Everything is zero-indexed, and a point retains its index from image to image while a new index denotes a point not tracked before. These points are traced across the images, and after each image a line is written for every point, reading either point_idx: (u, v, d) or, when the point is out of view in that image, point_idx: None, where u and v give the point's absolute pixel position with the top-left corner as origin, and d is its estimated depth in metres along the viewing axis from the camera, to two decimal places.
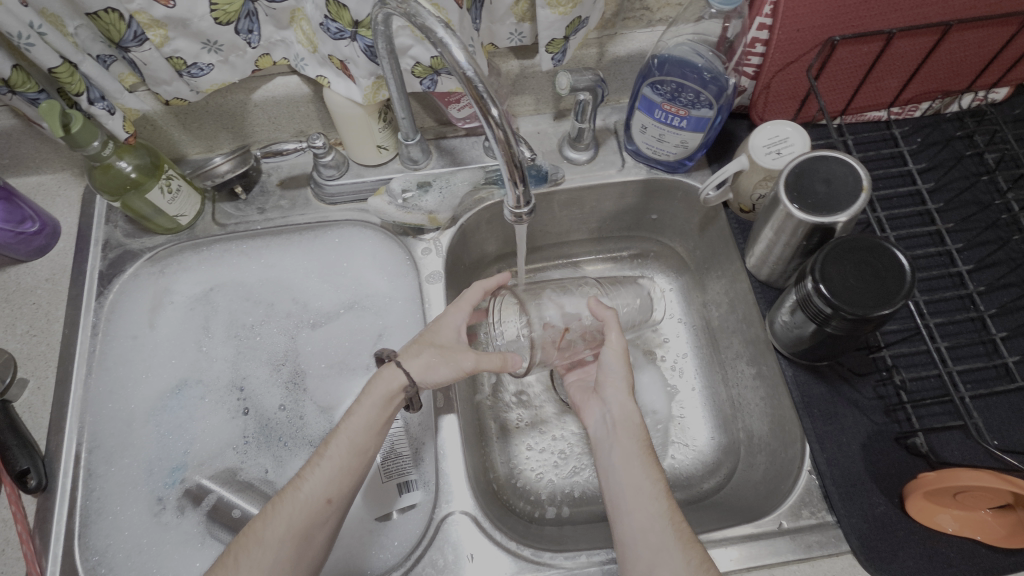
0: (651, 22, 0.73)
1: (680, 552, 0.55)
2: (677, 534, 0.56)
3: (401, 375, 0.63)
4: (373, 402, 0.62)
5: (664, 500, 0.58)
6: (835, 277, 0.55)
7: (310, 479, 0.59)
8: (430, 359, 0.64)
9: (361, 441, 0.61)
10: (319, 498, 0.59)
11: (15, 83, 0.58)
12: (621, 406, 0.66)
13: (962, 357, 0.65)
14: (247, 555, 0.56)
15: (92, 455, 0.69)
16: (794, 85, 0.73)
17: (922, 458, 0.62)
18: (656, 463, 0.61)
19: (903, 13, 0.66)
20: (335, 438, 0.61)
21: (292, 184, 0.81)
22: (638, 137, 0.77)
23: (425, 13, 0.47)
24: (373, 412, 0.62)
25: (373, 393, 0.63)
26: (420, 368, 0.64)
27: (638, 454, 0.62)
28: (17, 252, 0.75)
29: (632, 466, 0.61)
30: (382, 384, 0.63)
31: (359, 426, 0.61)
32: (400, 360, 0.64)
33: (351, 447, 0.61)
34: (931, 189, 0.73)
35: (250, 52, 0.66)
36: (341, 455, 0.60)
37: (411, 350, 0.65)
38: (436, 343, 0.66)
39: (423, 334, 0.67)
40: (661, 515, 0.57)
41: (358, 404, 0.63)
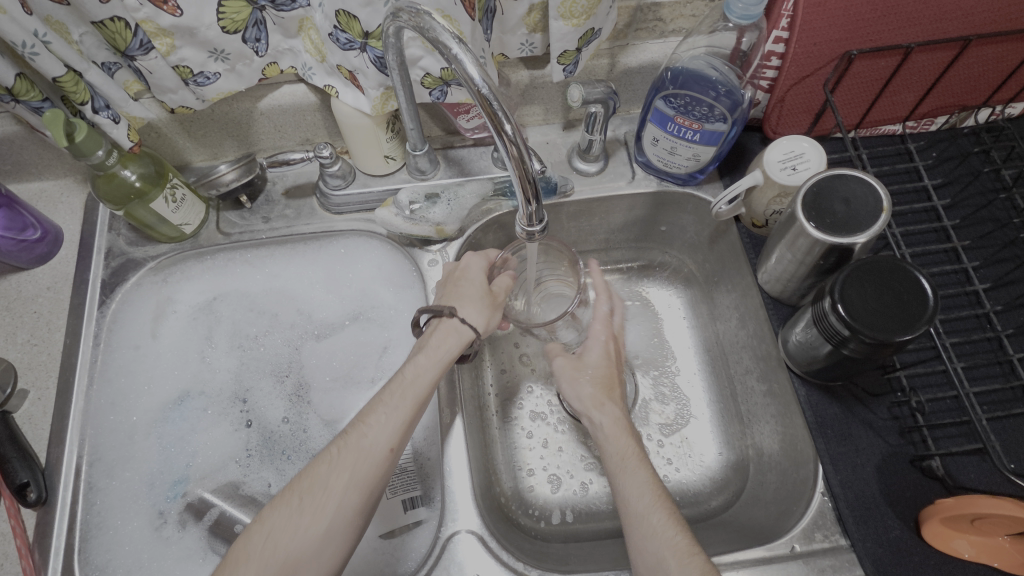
0: (664, 33, 0.72)
1: (677, 571, 0.52)
2: (673, 550, 0.53)
3: (469, 328, 0.65)
4: (437, 360, 0.62)
5: (660, 511, 0.56)
6: (855, 299, 0.54)
7: (376, 426, 0.58)
8: (484, 308, 0.67)
9: (424, 395, 0.61)
10: (384, 447, 0.57)
11: (18, 92, 0.57)
12: (604, 425, 0.64)
13: (979, 378, 0.64)
14: (310, 499, 0.54)
15: (92, 468, 0.68)
16: (809, 99, 0.72)
17: (938, 482, 0.61)
18: (648, 467, 0.60)
19: (922, 27, 0.65)
20: (395, 389, 0.60)
21: (297, 193, 0.80)
22: (649, 149, 0.76)
23: (438, 27, 0.45)
24: (437, 365, 0.62)
25: (439, 348, 0.63)
26: (481, 319, 0.66)
27: (626, 468, 0.60)
28: (18, 260, 0.74)
29: (626, 479, 0.59)
30: (450, 341, 0.64)
31: (423, 385, 0.61)
32: (460, 314, 0.65)
33: (416, 401, 0.60)
34: (947, 205, 0.72)
35: (257, 61, 0.65)
36: (405, 407, 0.59)
37: (465, 303, 0.66)
38: (478, 293, 0.68)
39: (457, 286, 0.68)
40: (660, 529, 0.55)
41: (421, 358, 0.62)
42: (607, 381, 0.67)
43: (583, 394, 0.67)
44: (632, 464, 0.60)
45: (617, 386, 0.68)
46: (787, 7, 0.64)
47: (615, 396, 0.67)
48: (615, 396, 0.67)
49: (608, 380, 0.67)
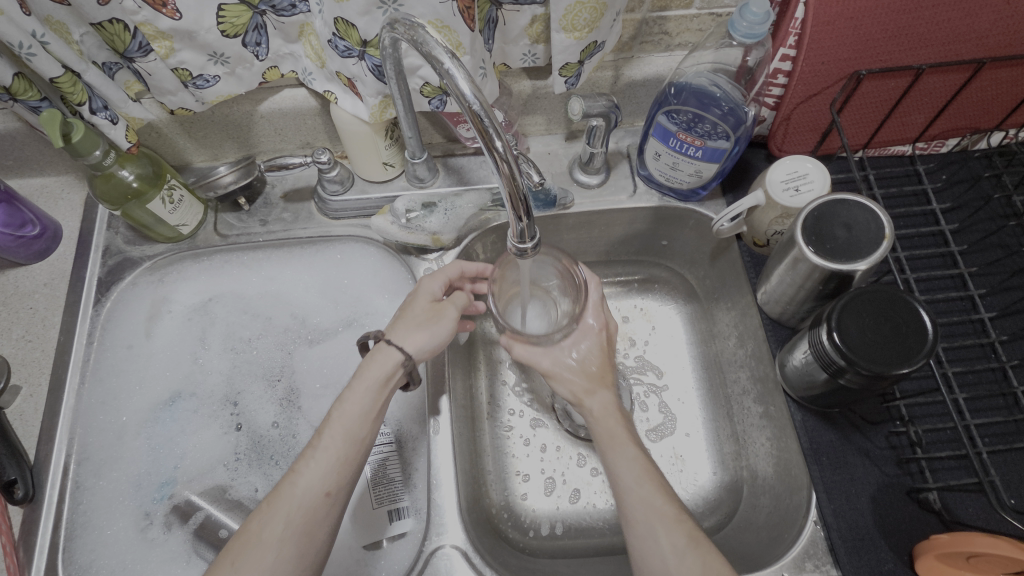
0: (670, 47, 0.71)
1: (665, 534, 0.55)
2: (661, 516, 0.56)
3: (396, 352, 0.61)
4: (366, 387, 0.59)
5: (649, 483, 0.58)
6: (851, 329, 0.53)
7: (305, 473, 0.56)
8: (424, 328, 0.63)
9: (355, 428, 0.58)
10: (317, 492, 0.55)
11: (16, 91, 0.58)
12: (602, 404, 0.64)
13: (982, 409, 0.62)
14: (245, 561, 0.52)
15: (80, 467, 0.68)
16: (816, 117, 0.71)
17: (934, 515, 0.60)
18: (633, 439, 0.62)
19: (934, 49, 0.63)
20: (328, 428, 0.58)
21: (296, 197, 0.80)
22: (651, 164, 0.74)
23: (432, 41, 0.45)
24: (369, 395, 0.59)
25: (368, 375, 0.60)
26: (413, 341, 0.62)
27: (616, 445, 0.61)
28: (17, 256, 0.74)
29: (617, 456, 0.60)
30: (375, 366, 0.60)
31: (355, 413, 0.58)
32: (389, 338, 0.62)
33: (347, 435, 0.58)
34: (954, 229, 0.70)
35: (257, 64, 0.64)
36: (337, 445, 0.57)
37: (399, 328, 0.63)
38: (418, 315, 0.64)
39: (403, 311, 0.65)
40: (651, 497, 0.57)
41: (351, 391, 0.59)
42: (598, 370, 0.66)
43: (571, 385, 0.65)
44: (620, 439, 0.61)
45: (611, 370, 0.67)
46: (795, 25, 0.63)
47: (606, 381, 0.65)
48: (607, 381, 0.65)
49: (599, 370, 0.65)
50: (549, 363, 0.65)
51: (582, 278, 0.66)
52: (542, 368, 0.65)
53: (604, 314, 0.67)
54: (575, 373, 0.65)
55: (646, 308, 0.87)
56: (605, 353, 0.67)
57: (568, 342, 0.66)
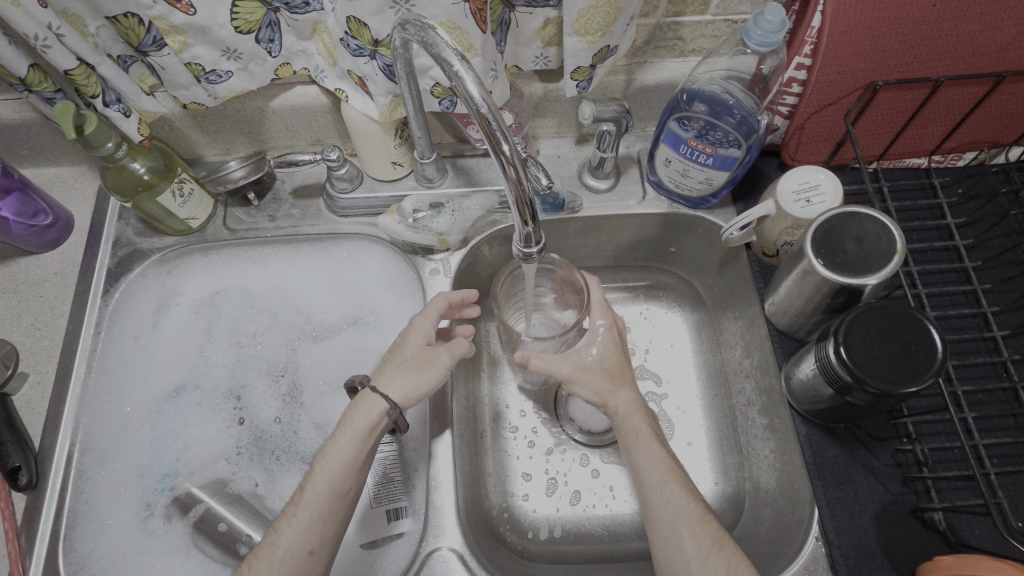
0: (684, 52, 0.70)
1: (689, 538, 0.55)
2: (686, 519, 0.56)
3: (380, 400, 0.60)
4: (349, 438, 0.59)
5: (673, 483, 0.58)
6: (859, 344, 0.52)
7: (287, 532, 0.56)
8: (410, 375, 0.62)
9: (339, 481, 0.58)
10: (299, 551, 0.55)
11: (31, 83, 0.58)
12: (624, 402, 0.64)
13: (991, 429, 0.61)
14: None
15: (84, 456, 0.69)
16: (830, 127, 0.70)
17: (939, 536, 0.59)
18: (656, 437, 0.62)
19: (953, 61, 0.62)
20: (311, 482, 0.58)
21: (305, 194, 0.80)
22: (661, 170, 0.74)
23: (442, 43, 0.45)
24: (354, 446, 0.59)
25: (351, 426, 0.60)
26: (398, 389, 0.61)
27: (640, 443, 0.62)
28: (28, 245, 0.75)
29: (642, 455, 0.61)
30: (359, 416, 0.60)
31: (337, 466, 0.58)
32: (375, 386, 0.62)
33: (329, 490, 0.57)
34: (969, 245, 0.69)
35: (270, 61, 0.65)
36: (320, 499, 0.57)
37: (384, 372, 0.63)
38: (407, 358, 0.63)
39: (392, 353, 0.64)
40: (677, 499, 0.57)
41: (335, 442, 0.59)
42: (617, 367, 0.65)
43: (594, 387, 0.64)
44: (645, 438, 0.62)
45: (628, 365, 0.66)
46: (811, 34, 0.62)
47: (627, 377, 0.65)
48: (627, 379, 0.65)
49: (617, 368, 0.65)
50: (568, 369, 0.64)
51: (584, 281, 0.67)
52: (563, 374, 0.64)
53: (609, 311, 0.67)
54: (596, 373, 0.64)
55: (651, 314, 0.87)
56: (619, 348, 0.66)
57: (583, 343, 0.66)
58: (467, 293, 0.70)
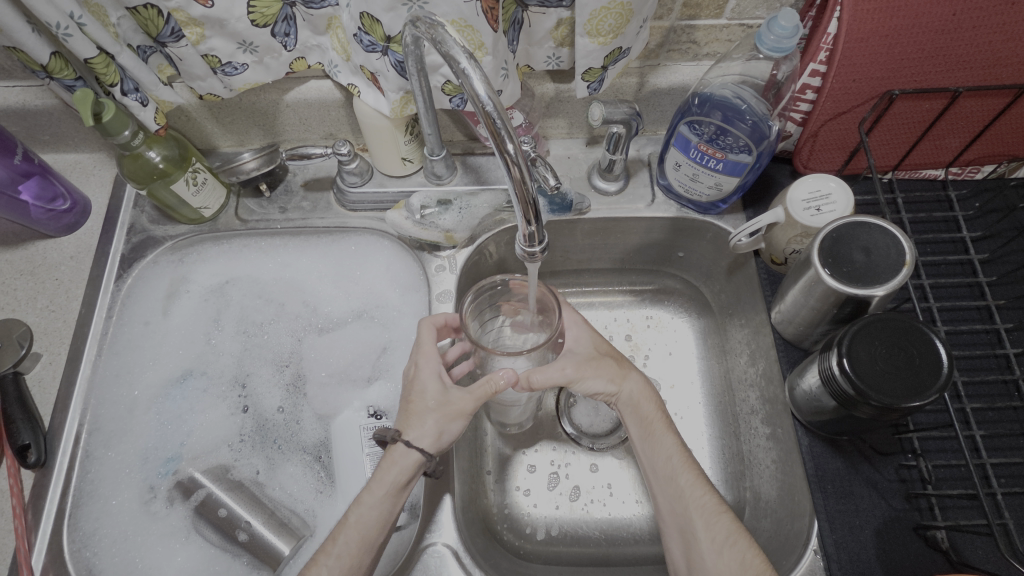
0: (697, 56, 0.70)
1: (704, 530, 0.56)
2: (701, 510, 0.57)
3: (414, 451, 0.59)
4: (382, 492, 0.58)
5: (689, 474, 0.59)
6: (863, 357, 0.52)
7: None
8: (438, 423, 0.59)
9: (371, 534, 0.57)
10: None
11: (53, 70, 0.60)
12: (636, 390, 0.64)
13: (1000, 448, 0.60)
14: None
15: (91, 437, 0.70)
16: (843, 136, 0.69)
17: (941, 555, 0.57)
18: (671, 427, 0.63)
19: (973, 72, 0.61)
20: (342, 532, 0.57)
21: (316, 187, 0.81)
22: (670, 174, 0.73)
23: (451, 41, 0.45)
24: (384, 501, 0.58)
25: (384, 480, 0.59)
26: (431, 439, 0.59)
27: (654, 434, 0.62)
28: (47, 228, 0.77)
29: (655, 445, 0.62)
30: (391, 470, 0.59)
31: (371, 519, 0.58)
32: (406, 439, 0.59)
33: (361, 540, 0.57)
34: (984, 259, 0.67)
35: (285, 55, 0.65)
36: (350, 551, 0.56)
37: (412, 423, 0.60)
38: (432, 404, 0.60)
39: (412, 402, 0.61)
40: (688, 492, 0.58)
41: (369, 494, 0.58)
42: (614, 353, 0.66)
43: (604, 376, 0.64)
44: (657, 428, 0.62)
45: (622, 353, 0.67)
46: (827, 41, 0.61)
47: (629, 364, 0.66)
48: (629, 366, 0.66)
49: (608, 348, 0.66)
50: (572, 369, 0.63)
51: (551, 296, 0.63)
52: (569, 376, 0.62)
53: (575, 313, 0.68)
54: (598, 363, 0.64)
55: (657, 318, 0.86)
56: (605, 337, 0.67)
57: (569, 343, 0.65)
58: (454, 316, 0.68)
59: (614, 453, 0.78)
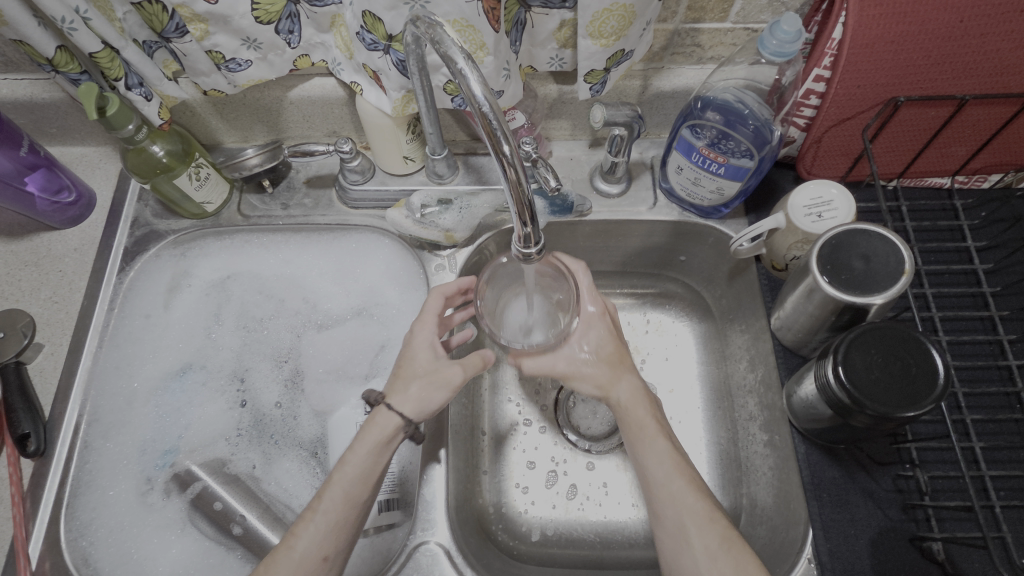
0: (702, 60, 0.69)
1: (697, 536, 0.55)
2: (694, 516, 0.56)
3: (395, 415, 0.59)
4: (367, 449, 0.58)
5: (682, 478, 0.58)
6: (858, 365, 0.51)
7: (303, 537, 0.55)
8: (422, 390, 0.60)
9: (355, 492, 0.57)
10: (315, 556, 0.55)
11: (59, 63, 0.60)
12: (627, 393, 0.63)
13: (1000, 460, 0.59)
14: None
15: (90, 428, 0.71)
16: (848, 142, 0.68)
17: (936, 566, 0.57)
18: (664, 430, 0.62)
19: (981, 80, 0.61)
20: (328, 489, 0.57)
21: (318, 184, 0.81)
22: (672, 177, 0.73)
23: (449, 41, 0.46)
24: (368, 457, 0.58)
25: (367, 438, 0.59)
26: (414, 405, 0.59)
27: (647, 437, 0.61)
28: (52, 221, 0.78)
29: (647, 449, 0.60)
30: (375, 429, 0.59)
31: (355, 475, 0.57)
32: (389, 402, 0.60)
33: (346, 498, 0.57)
34: (989, 269, 0.67)
35: (289, 51, 0.66)
36: (337, 508, 0.56)
37: (397, 387, 0.61)
38: (418, 371, 0.61)
39: (401, 367, 0.62)
40: (682, 496, 0.57)
41: (352, 452, 0.58)
42: (615, 355, 0.65)
43: (592, 380, 0.64)
44: (650, 431, 0.61)
45: (626, 351, 0.66)
46: (832, 46, 0.61)
47: (626, 364, 0.65)
48: (626, 366, 0.65)
49: (614, 355, 0.65)
50: (565, 365, 0.64)
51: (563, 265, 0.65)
52: (561, 371, 0.64)
53: (600, 297, 0.66)
54: (594, 365, 0.64)
55: (657, 323, 0.86)
56: (615, 337, 0.66)
57: (575, 337, 0.64)
58: (465, 281, 0.68)
59: (611, 455, 0.78)
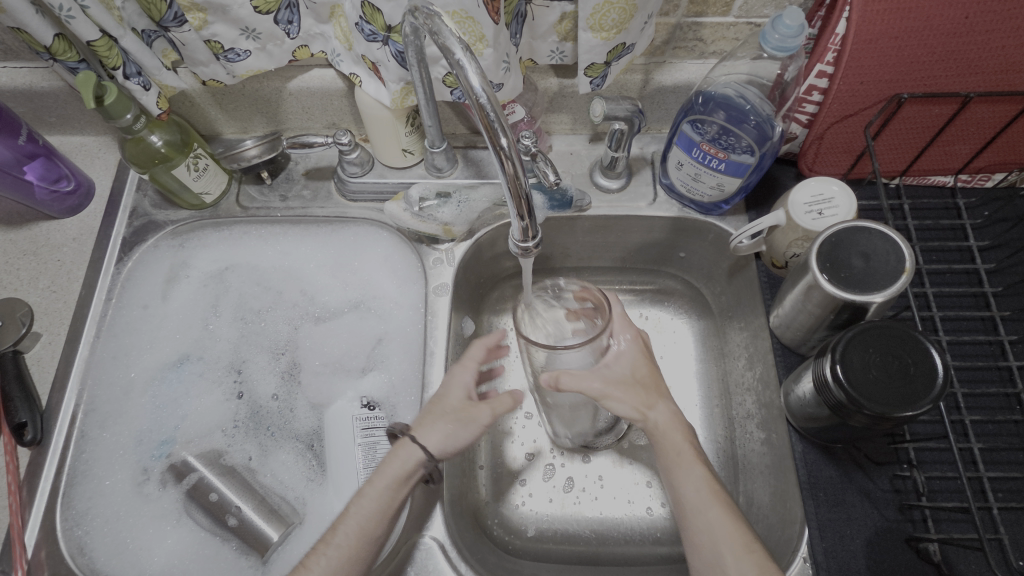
0: (704, 54, 0.69)
1: (733, 565, 0.52)
2: (731, 546, 0.53)
3: (418, 449, 0.58)
4: (385, 484, 0.57)
5: (717, 507, 0.55)
6: (856, 364, 0.51)
7: (315, 571, 0.54)
8: (449, 428, 0.59)
9: (370, 527, 0.56)
10: None
11: (56, 51, 0.60)
12: (662, 419, 0.60)
13: (998, 461, 0.59)
14: None
15: (87, 418, 0.71)
16: (849, 139, 0.67)
17: (932, 567, 0.57)
18: (701, 459, 0.58)
19: (985, 77, 0.60)
20: (343, 523, 0.56)
21: (317, 176, 0.81)
22: (672, 173, 0.73)
23: (447, 31, 0.45)
24: (384, 494, 0.57)
25: (386, 473, 0.58)
26: (439, 440, 0.59)
27: (682, 463, 0.58)
28: (51, 210, 0.78)
29: (681, 475, 0.58)
30: (395, 463, 0.58)
31: (371, 509, 0.57)
32: (415, 435, 0.59)
33: (361, 534, 0.56)
34: (990, 269, 0.66)
35: (288, 42, 0.65)
36: (349, 543, 0.55)
37: (424, 422, 0.60)
38: (449, 411, 0.60)
39: (433, 403, 0.62)
40: (719, 526, 0.54)
41: (370, 485, 0.58)
42: (650, 379, 0.62)
43: (629, 402, 0.60)
44: (686, 458, 0.58)
45: (660, 378, 0.63)
46: (835, 41, 0.60)
47: (661, 390, 0.62)
48: (663, 393, 0.62)
49: (648, 380, 0.62)
50: (601, 385, 0.60)
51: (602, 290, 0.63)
52: (597, 391, 0.59)
53: (631, 324, 0.64)
54: (629, 386, 0.60)
55: (655, 319, 0.86)
56: (649, 361, 0.63)
57: (610, 356, 0.62)
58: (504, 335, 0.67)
59: (608, 452, 0.78)
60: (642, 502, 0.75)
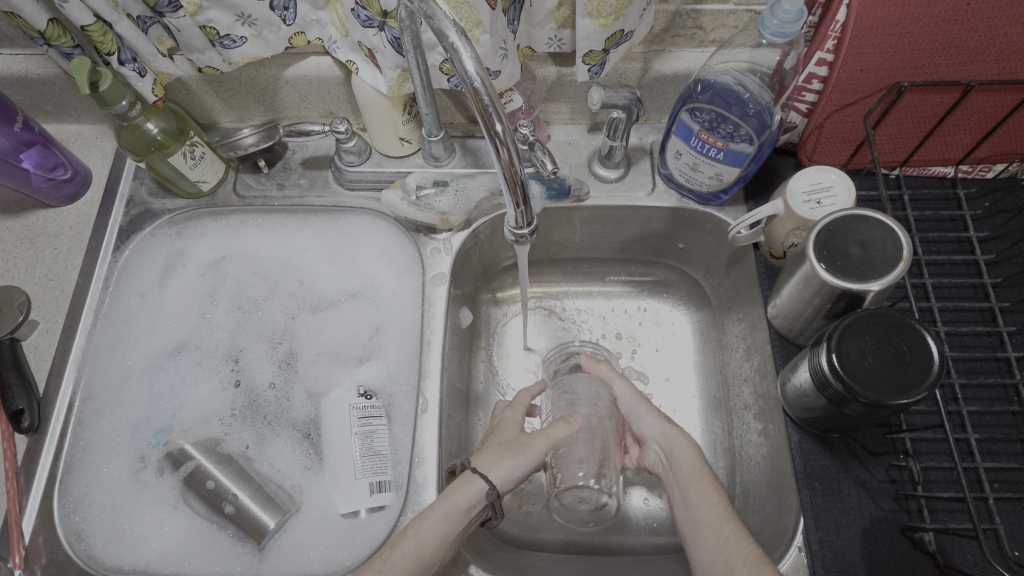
0: (704, 42, 0.68)
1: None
2: (742, 557, 0.53)
3: (480, 480, 0.59)
4: (445, 510, 0.57)
5: (727, 524, 0.56)
6: (852, 352, 0.51)
7: None
8: (508, 456, 0.61)
9: (426, 554, 0.56)
10: None
11: (51, 37, 0.60)
12: (679, 436, 0.64)
13: (996, 452, 0.58)
14: None
15: (84, 405, 0.71)
16: (849, 129, 0.67)
17: (927, 557, 0.57)
18: (715, 484, 0.60)
19: (987, 65, 0.59)
20: (400, 543, 0.56)
21: (314, 165, 0.80)
22: (671, 163, 0.72)
23: (441, 15, 0.44)
24: (444, 522, 0.57)
25: (449, 502, 0.58)
26: (500, 470, 0.60)
27: (699, 482, 0.60)
28: (48, 198, 0.77)
29: (698, 494, 0.59)
30: (459, 493, 0.58)
31: (431, 536, 0.56)
32: (477, 467, 0.60)
33: (417, 559, 0.55)
34: (990, 260, 0.66)
35: (284, 29, 0.65)
36: (404, 563, 0.55)
37: (485, 457, 0.61)
38: (503, 442, 0.63)
39: (488, 438, 0.64)
40: (729, 540, 0.55)
41: (430, 511, 0.57)
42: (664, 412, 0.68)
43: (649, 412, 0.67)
44: (702, 478, 0.60)
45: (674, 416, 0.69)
46: (835, 28, 0.60)
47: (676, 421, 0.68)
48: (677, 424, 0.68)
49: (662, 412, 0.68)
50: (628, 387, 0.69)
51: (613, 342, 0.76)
52: (624, 385, 0.69)
53: None
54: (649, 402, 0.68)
55: (654, 311, 0.86)
56: None
57: None
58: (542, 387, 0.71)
59: None
60: (637, 493, 0.75)
